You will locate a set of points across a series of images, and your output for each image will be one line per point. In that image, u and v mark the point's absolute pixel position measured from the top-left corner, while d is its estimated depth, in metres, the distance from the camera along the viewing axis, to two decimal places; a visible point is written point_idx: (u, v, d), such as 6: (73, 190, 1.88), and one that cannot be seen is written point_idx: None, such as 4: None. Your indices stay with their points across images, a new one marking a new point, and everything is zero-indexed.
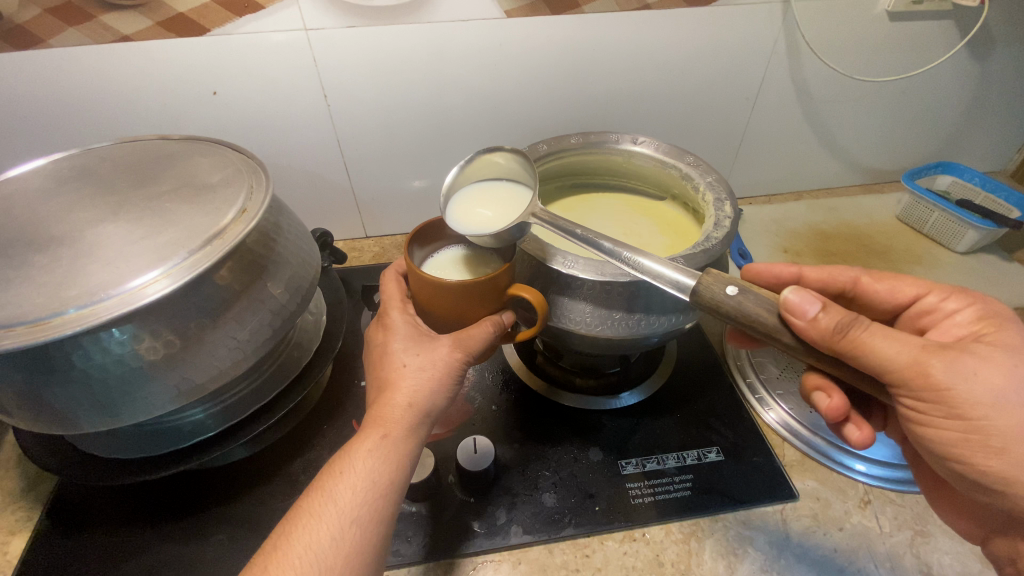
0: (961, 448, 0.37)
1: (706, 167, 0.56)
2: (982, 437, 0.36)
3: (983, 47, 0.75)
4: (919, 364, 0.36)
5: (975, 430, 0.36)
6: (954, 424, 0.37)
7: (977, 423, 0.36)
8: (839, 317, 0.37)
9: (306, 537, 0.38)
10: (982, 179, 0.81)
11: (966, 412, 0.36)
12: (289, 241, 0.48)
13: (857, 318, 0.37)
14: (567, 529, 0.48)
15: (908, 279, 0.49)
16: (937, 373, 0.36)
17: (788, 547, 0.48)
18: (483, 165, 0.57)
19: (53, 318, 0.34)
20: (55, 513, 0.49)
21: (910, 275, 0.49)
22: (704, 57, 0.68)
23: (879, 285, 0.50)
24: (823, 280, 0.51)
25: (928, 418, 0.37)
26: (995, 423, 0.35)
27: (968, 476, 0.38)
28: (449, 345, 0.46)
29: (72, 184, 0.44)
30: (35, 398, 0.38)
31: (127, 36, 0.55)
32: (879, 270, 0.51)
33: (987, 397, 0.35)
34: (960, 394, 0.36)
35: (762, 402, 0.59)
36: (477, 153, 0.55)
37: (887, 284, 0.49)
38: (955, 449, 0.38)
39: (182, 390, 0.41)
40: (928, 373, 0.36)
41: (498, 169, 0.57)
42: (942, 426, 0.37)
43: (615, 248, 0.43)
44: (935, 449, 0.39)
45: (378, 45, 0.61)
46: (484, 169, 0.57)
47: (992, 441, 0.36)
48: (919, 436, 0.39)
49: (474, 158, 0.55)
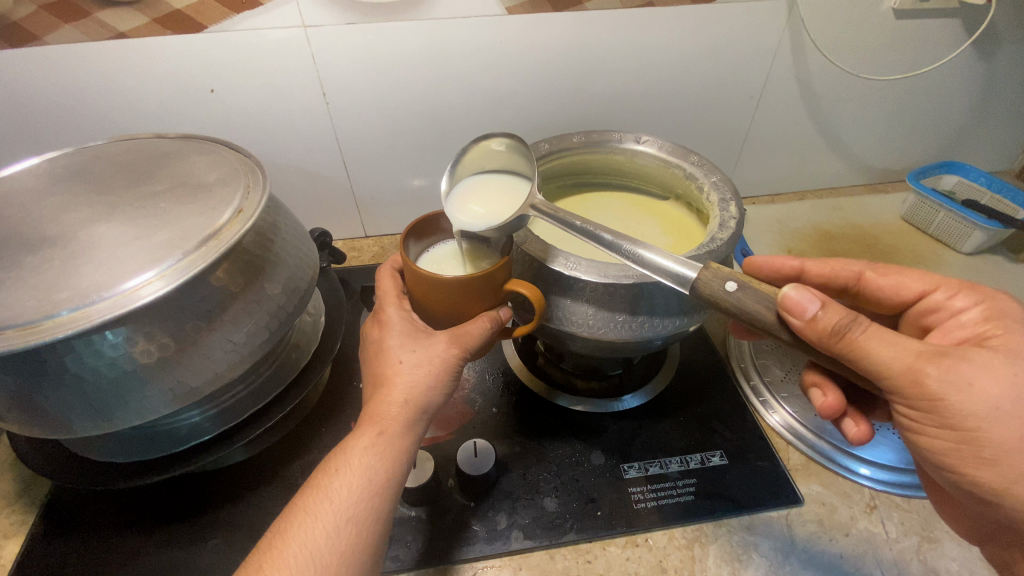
0: (954, 459, 0.37)
1: (711, 167, 0.55)
2: (975, 448, 0.35)
3: (990, 45, 0.74)
4: (913, 372, 0.36)
5: (969, 440, 0.35)
6: (946, 434, 0.36)
7: (971, 434, 0.35)
8: (838, 317, 0.36)
9: (301, 537, 0.37)
10: (988, 178, 0.80)
11: (959, 422, 0.35)
12: (286, 241, 0.48)
13: (855, 318, 0.36)
14: (569, 535, 0.47)
15: (913, 274, 0.47)
16: (932, 382, 0.35)
17: (794, 553, 0.47)
18: (492, 155, 0.57)
19: (45, 321, 0.34)
20: (50, 517, 0.48)
21: (916, 269, 0.48)
22: (708, 53, 0.67)
23: (882, 281, 0.48)
24: (825, 275, 0.51)
25: (921, 426, 0.37)
26: (989, 434, 0.35)
27: (964, 488, 0.37)
28: (446, 342, 0.45)
29: (65, 183, 0.44)
30: (27, 401, 0.37)
31: (122, 33, 0.54)
32: (885, 264, 0.50)
33: (982, 410, 0.34)
34: (953, 405, 0.35)
35: (767, 405, 0.59)
36: (484, 144, 0.55)
37: (891, 280, 0.48)
38: (947, 458, 0.37)
39: (177, 393, 0.40)
40: (922, 382, 0.35)
41: (505, 159, 0.57)
42: (939, 434, 0.37)
43: (615, 240, 0.43)
44: (930, 457, 0.39)
45: (377, 42, 0.60)
46: (494, 159, 0.57)
47: (984, 452, 0.35)
48: (912, 442, 0.39)
49: (480, 148, 0.56)
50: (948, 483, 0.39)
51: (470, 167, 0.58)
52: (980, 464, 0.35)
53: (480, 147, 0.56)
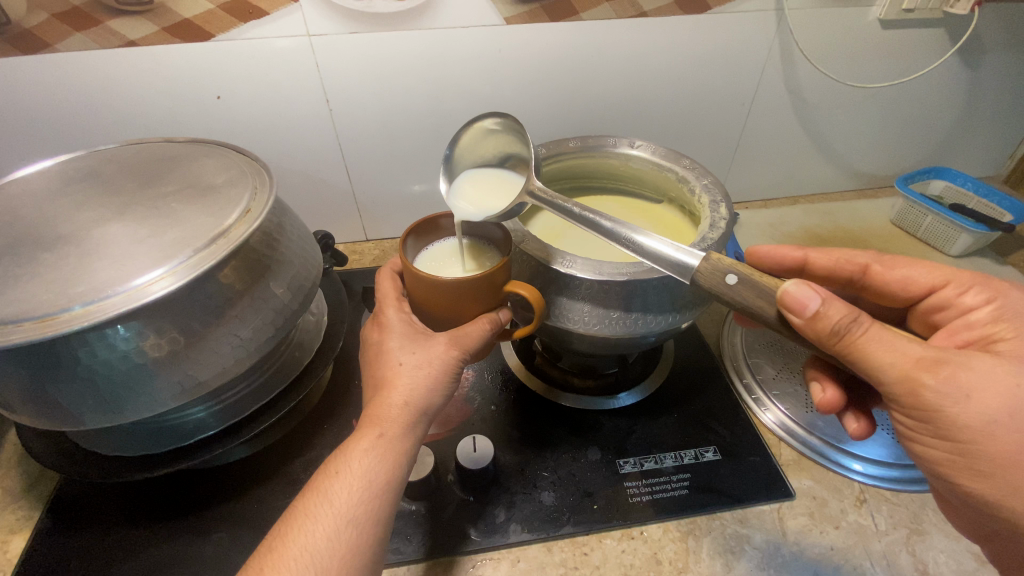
0: (949, 468, 0.38)
1: (702, 171, 0.56)
2: (969, 461, 0.36)
3: (976, 55, 0.77)
4: (910, 381, 0.37)
5: (963, 452, 0.36)
6: (944, 445, 0.37)
7: (966, 446, 0.36)
8: (839, 316, 0.37)
9: (301, 538, 0.38)
10: (974, 183, 0.82)
11: (956, 434, 0.36)
12: (292, 241, 0.49)
13: (858, 318, 0.37)
14: (566, 527, 0.48)
15: (923, 268, 0.48)
16: (929, 393, 0.36)
17: (785, 547, 0.48)
18: (486, 139, 0.59)
19: (60, 314, 0.35)
20: (56, 512, 0.49)
21: (925, 262, 0.49)
22: (700, 62, 0.69)
23: (890, 274, 0.50)
24: (833, 264, 0.53)
25: (918, 435, 0.38)
26: (983, 447, 0.36)
27: (960, 491, 0.38)
28: (445, 344, 0.47)
29: (78, 185, 0.45)
30: (39, 393, 0.38)
31: (132, 41, 0.56)
32: (894, 256, 0.51)
33: (977, 422, 0.35)
34: (949, 417, 0.36)
35: (760, 403, 0.60)
36: (477, 125, 0.58)
37: (899, 273, 0.49)
38: (943, 468, 0.38)
39: (184, 387, 0.41)
40: (919, 392, 0.36)
41: (499, 139, 0.59)
42: (935, 445, 0.38)
43: (615, 228, 0.44)
44: (929, 466, 0.39)
45: (378, 50, 0.61)
46: (489, 141, 0.60)
47: (980, 465, 0.36)
48: (911, 451, 0.40)
49: (474, 129, 0.58)
50: (942, 487, 0.40)
51: (467, 152, 0.60)
52: (969, 475, 0.37)
53: (473, 131, 0.58)
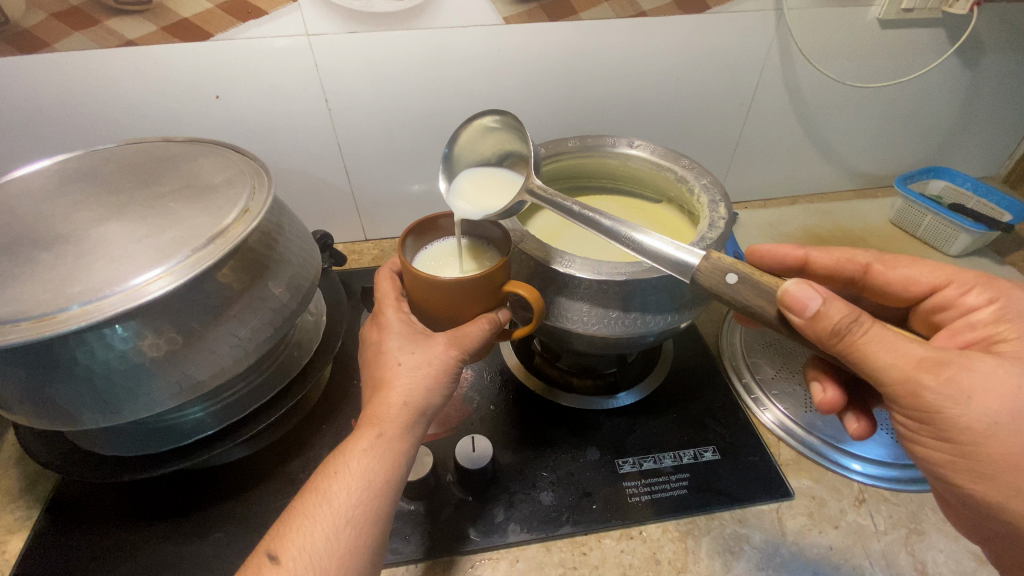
0: (949, 470, 0.38)
1: (701, 170, 0.56)
2: (970, 462, 0.36)
3: (976, 55, 0.77)
4: (911, 383, 0.36)
5: (964, 453, 0.36)
6: (945, 447, 0.37)
7: (966, 448, 0.36)
8: (840, 316, 0.37)
9: (300, 538, 0.38)
10: (974, 182, 0.83)
11: (957, 435, 0.36)
12: (291, 241, 0.49)
13: (858, 318, 0.37)
14: (565, 527, 0.48)
15: (924, 268, 0.48)
16: (930, 394, 0.36)
17: (784, 546, 0.48)
18: (484, 137, 0.59)
19: (58, 314, 0.35)
20: (54, 511, 0.49)
21: (926, 261, 0.49)
22: (700, 62, 0.69)
23: (891, 274, 0.50)
24: (834, 263, 0.53)
25: (919, 436, 0.39)
26: (983, 448, 0.36)
27: (960, 492, 0.38)
28: (444, 344, 0.46)
29: (77, 185, 0.45)
30: (36, 393, 0.38)
31: (131, 40, 0.56)
32: (896, 256, 0.51)
33: (979, 424, 0.35)
34: (950, 418, 0.36)
35: (759, 403, 0.60)
36: (476, 123, 0.58)
37: (901, 273, 0.49)
38: (944, 469, 0.38)
39: (182, 387, 0.41)
40: (918, 393, 0.36)
41: (499, 137, 0.59)
42: (937, 446, 0.38)
43: (615, 227, 0.44)
44: (930, 467, 0.39)
45: (377, 50, 0.61)
46: (488, 139, 0.59)
47: (981, 466, 0.36)
48: (911, 452, 0.40)
49: (473, 127, 0.58)
50: (943, 488, 0.40)
51: (467, 150, 0.60)
52: (970, 476, 0.37)
53: (472, 129, 0.58)
